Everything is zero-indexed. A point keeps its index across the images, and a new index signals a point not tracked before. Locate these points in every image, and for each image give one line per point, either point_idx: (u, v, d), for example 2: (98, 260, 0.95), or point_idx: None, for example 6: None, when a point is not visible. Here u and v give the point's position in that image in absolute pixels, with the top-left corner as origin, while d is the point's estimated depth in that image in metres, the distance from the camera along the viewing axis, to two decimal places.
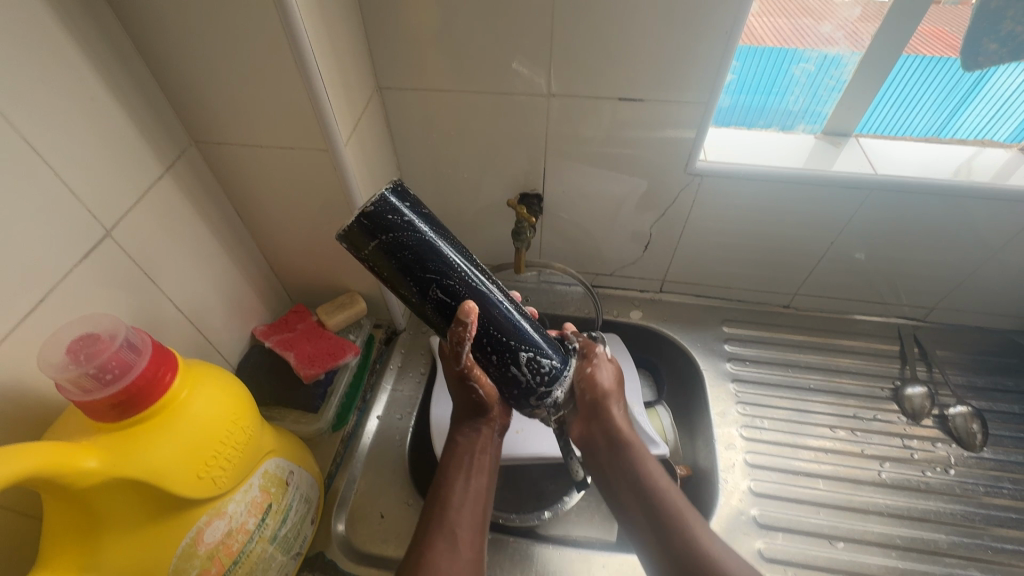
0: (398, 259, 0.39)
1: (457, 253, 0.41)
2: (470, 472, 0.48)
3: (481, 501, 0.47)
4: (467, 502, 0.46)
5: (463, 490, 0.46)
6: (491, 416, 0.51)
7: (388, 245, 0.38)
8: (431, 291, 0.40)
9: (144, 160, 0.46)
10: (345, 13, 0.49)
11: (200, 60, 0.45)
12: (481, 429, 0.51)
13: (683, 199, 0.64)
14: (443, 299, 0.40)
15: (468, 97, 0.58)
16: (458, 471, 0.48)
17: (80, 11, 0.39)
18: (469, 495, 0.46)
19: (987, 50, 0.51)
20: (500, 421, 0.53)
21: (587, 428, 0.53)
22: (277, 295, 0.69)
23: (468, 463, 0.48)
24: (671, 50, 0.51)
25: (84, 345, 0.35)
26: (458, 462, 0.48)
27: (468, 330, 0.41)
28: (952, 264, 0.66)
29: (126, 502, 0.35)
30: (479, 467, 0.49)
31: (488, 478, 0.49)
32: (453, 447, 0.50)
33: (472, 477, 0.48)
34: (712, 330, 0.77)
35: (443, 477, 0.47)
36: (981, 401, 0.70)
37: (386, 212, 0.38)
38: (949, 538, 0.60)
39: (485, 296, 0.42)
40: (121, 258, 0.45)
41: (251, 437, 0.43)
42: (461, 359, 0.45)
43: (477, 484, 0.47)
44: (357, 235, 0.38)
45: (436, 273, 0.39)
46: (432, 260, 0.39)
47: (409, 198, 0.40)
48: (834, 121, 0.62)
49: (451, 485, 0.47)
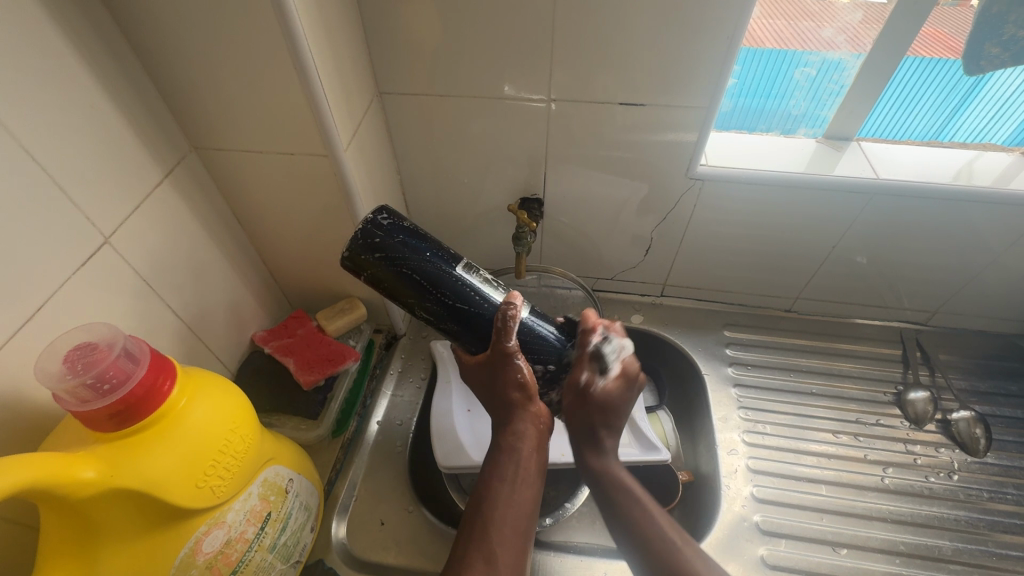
0: (385, 283, 0.45)
1: (441, 263, 0.45)
2: (515, 483, 0.43)
3: (525, 515, 0.42)
4: (511, 517, 0.41)
5: (507, 504, 0.42)
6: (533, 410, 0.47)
7: (373, 272, 0.44)
8: (416, 310, 0.46)
9: (143, 166, 0.46)
10: (345, 18, 0.49)
11: (199, 66, 0.45)
12: (526, 428, 0.46)
13: (684, 204, 0.64)
14: (427, 315, 0.46)
15: (468, 101, 0.58)
16: (503, 482, 0.43)
17: (79, 18, 0.39)
18: (512, 510, 0.42)
19: (989, 54, 0.52)
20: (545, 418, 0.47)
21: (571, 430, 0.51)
22: (277, 301, 0.68)
23: (514, 471, 0.43)
24: (672, 54, 0.51)
25: (81, 354, 0.35)
26: (501, 470, 0.43)
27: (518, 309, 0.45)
28: (953, 268, 0.66)
29: (124, 513, 0.35)
30: (523, 476, 0.43)
31: (532, 488, 0.44)
32: (498, 454, 0.45)
33: (517, 487, 0.43)
34: (713, 334, 0.77)
35: (486, 488, 0.43)
36: (984, 406, 0.70)
37: (373, 228, 0.44)
38: (953, 545, 0.59)
39: (465, 308, 0.45)
40: (119, 265, 0.45)
41: (250, 446, 0.42)
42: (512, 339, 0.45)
43: (524, 496, 0.43)
44: (350, 260, 0.44)
45: (417, 294, 0.45)
46: (410, 282, 0.44)
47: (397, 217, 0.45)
48: (835, 125, 0.61)
49: (494, 499, 0.42)
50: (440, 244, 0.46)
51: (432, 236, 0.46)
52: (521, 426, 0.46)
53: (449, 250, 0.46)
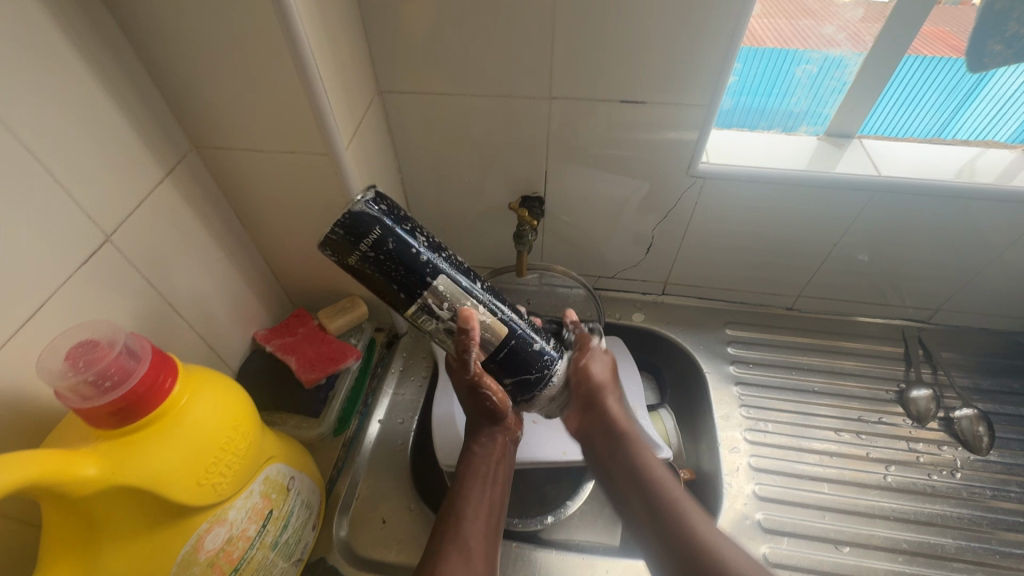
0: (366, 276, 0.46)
1: (400, 303, 0.44)
2: (486, 481, 0.48)
3: (494, 511, 0.46)
4: (481, 511, 0.45)
5: (479, 501, 0.46)
6: (506, 424, 0.52)
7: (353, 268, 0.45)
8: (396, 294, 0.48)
9: (144, 165, 0.46)
10: (344, 15, 0.49)
11: (200, 65, 0.45)
12: (497, 437, 0.52)
13: (685, 201, 0.64)
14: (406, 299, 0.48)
15: (469, 100, 0.58)
16: (476, 482, 0.48)
17: (79, 16, 0.39)
18: (483, 505, 0.46)
19: (991, 52, 0.51)
20: (513, 433, 0.53)
21: (583, 420, 0.55)
22: (278, 300, 0.68)
23: (486, 472, 0.49)
24: (674, 50, 0.51)
25: (83, 351, 0.35)
26: (474, 470, 0.49)
27: (472, 338, 0.45)
28: (956, 264, 0.65)
29: (126, 510, 0.35)
30: (493, 478, 0.49)
31: (501, 491, 0.49)
32: (471, 458, 0.50)
33: (488, 487, 0.48)
34: (714, 333, 0.76)
35: (460, 486, 0.47)
36: (987, 404, 0.70)
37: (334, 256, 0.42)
38: (956, 543, 0.59)
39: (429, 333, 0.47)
40: (120, 264, 0.45)
41: (252, 443, 0.42)
42: (470, 368, 0.47)
43: (492, 495, 0.47)
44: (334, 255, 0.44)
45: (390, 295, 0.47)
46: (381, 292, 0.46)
47: (360, 230, 0.40)
48: (836, 122, 0.61)
49: (467, 495, 0.46)
50: (413, 258, 0.42)
51: (405, 252, 0.42)
52: (492, 435, 0.52)
53: (423, 266, 0.43)
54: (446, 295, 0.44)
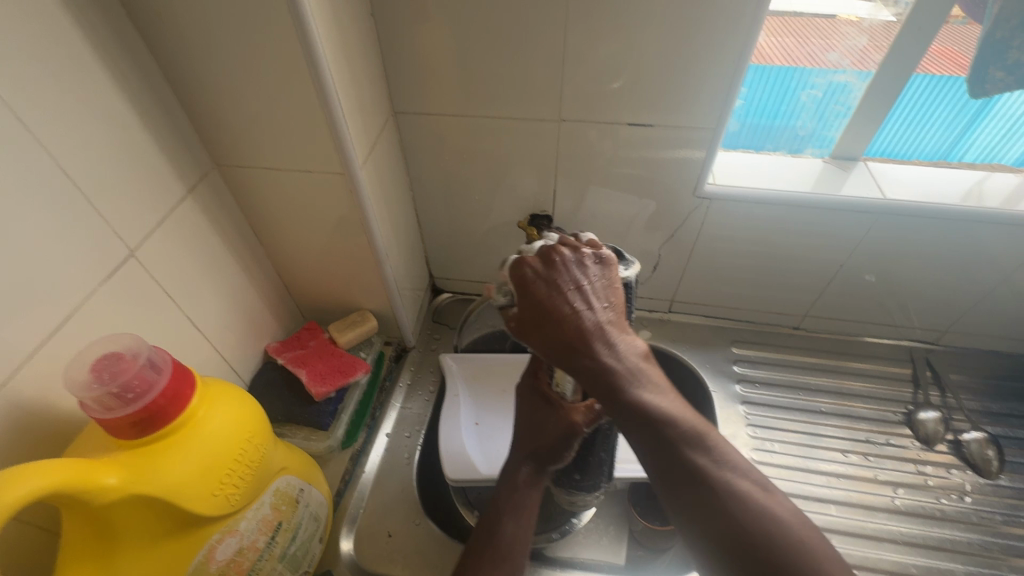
0: None
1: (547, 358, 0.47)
2: (521, 510, 0.44)
3: (528, 537, 0.43)
4: (517, 533, 0.43)
5: (516, 525, 0.43)
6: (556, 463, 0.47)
7: None
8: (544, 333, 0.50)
9: (167, 183, 0.48)
10: (362, 41, 0.51)
11: (226, 90, 0.47)
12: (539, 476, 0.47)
13: (692, 220, 0.65)
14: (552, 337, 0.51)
15: (481, 121, 0.59)
16: (507, 507, 0.44)
17: (113, 43, 0.41)
18: (512, 529, 0.43)
19: (994, 78, 0.51)
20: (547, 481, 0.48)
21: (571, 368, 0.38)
22: (290, 314, 0.70)
23: (515, 499, 0.45)
24: (679, 74, 0.52)
25: (108, 364, 0.36)
26: (506, 498, 0.45)
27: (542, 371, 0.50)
28: (963, 288, 0.66)
29: (142, 519, 0.36)
30: (528, 507, 0.45)
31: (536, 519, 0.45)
32: (504, 480, 0.46)
33: (522, 516, 0.44)
34: (721, 351, 0.77)
35: (494, 508, 0.44)
36: (997, 427, 0.69)
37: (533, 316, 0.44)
38: (966, 568, 0.58)
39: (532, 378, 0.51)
40: (142, 277, 0.46)
41: (263, 455, 0.43)
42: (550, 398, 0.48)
43: (527, 520, 0.44)
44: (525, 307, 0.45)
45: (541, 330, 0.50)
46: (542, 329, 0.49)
47: None
48: (842, 145, 0.62)
49: (501, 522, 0.43)
50: None
51: None
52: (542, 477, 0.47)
53: None
54: (565, 385, 0.47)
